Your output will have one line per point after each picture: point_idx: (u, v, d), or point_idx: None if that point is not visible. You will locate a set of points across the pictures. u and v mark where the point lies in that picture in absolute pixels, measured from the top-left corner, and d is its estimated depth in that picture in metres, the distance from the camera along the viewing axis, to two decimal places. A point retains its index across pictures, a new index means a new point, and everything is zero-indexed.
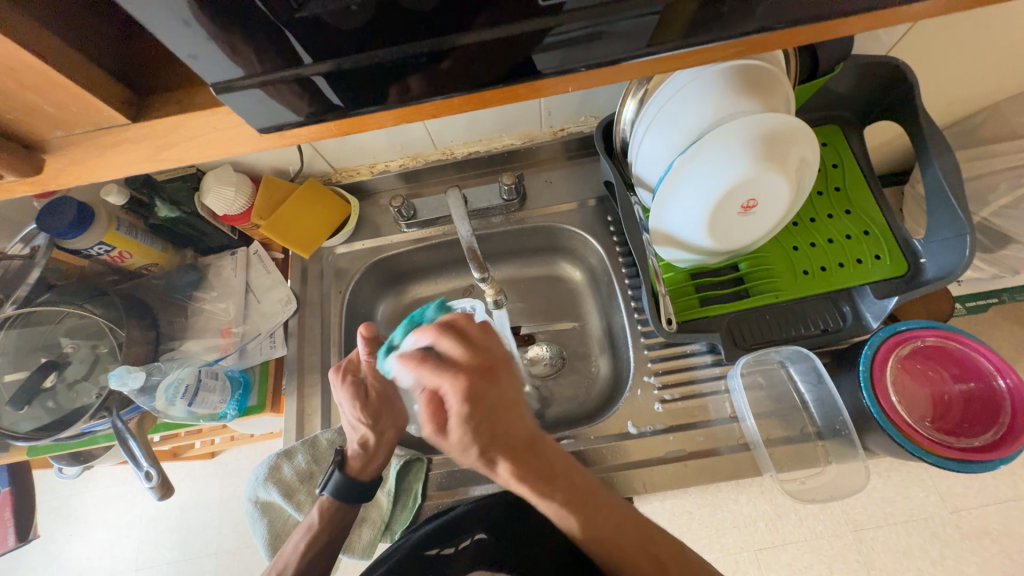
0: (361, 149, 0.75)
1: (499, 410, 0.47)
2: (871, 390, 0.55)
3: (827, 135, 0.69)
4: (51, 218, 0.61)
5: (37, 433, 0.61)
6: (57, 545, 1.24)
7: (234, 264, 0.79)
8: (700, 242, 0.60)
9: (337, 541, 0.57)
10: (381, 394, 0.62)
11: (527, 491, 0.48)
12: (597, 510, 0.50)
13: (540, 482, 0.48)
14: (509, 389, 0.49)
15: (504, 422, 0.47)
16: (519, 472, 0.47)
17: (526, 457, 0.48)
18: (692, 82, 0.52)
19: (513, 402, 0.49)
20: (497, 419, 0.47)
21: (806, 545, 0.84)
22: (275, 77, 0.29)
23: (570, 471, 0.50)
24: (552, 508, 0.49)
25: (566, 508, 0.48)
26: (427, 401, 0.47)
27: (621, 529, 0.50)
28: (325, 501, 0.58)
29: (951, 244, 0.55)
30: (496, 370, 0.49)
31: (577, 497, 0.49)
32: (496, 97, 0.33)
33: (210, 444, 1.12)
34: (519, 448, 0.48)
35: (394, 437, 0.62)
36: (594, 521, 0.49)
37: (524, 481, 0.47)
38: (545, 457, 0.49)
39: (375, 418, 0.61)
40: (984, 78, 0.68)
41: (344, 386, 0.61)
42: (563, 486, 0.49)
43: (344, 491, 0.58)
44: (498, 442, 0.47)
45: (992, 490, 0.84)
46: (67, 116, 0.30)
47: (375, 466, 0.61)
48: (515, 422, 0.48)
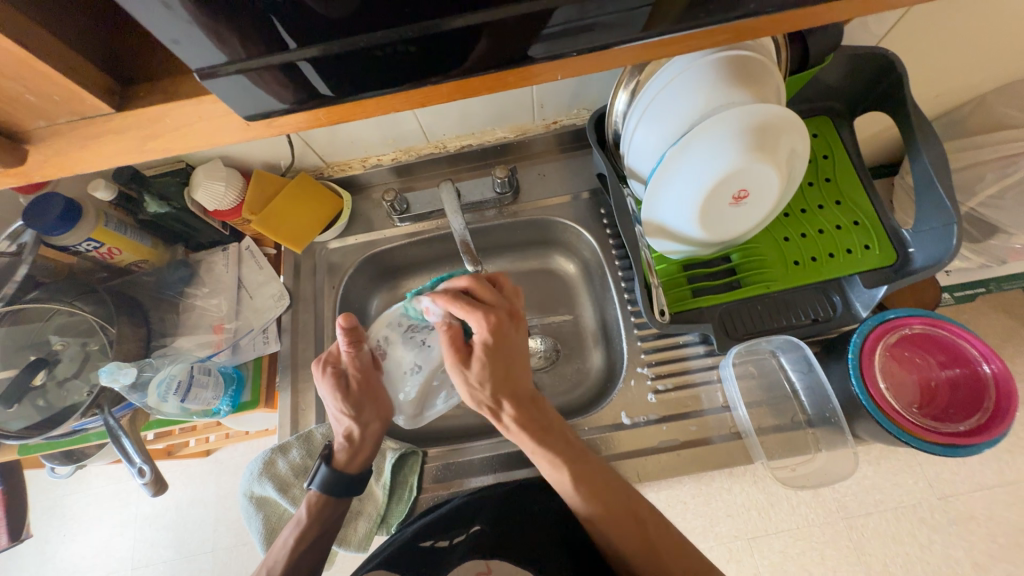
0: (352, 142, 0.75)
1: (512, 360, 0.53)
2: (861, 378, 0.56)
3: (817, 126, 0.69)
4: (38, 215, 0.60)
5: (28, 432, 0.60)
6: (51, 546, 1.24)
7: (226, 260, 0.78)
8: (692, 233, 0.61)
9: (327, 538, 0.58)
10: (363, 384, 0.62)
11: (525, 438, 0.52)
12: (593, 485, 0.50)
13: (536, 430, 0.52)
14: (523, 339, 0.55)
15: (515, 370, 0.53)
16: (520, 417, 0.52)
17: (528, 406, 0.53)
18: (683, 72, 0.52)
19: (522, 351, 0.55)
20: (510, 367, 0.53)
21: (798, 532, 0.85)
22: (261, 62, 0.28)
23: (563, 426, 0.54)
24: (546, 462, 0.52)
25: (563, 465, 0.51)
26: (451, 335, 0.53)
27: (616, 501, 0.50)
28: (313, 496, 0.58)
29: (939, 233, 0.55)
30: (517, 321, 0.54)
31: (574, 455, 0.52)
32: (485, 83, 0.33)
33: (205, 442, 1.11)
34: (521, 394, 0.53)
35: (378, 429, 0.62)
36: (593, 485, 0.50)
37: (523, 423, 0.52)
38: (542, 409, 0.54)
39: (358, 409, 0.61)
40: (972, 68, 0.69)
41: (327, 379, 0.60)
42: (563, 439, 0.52)
43: (333, 486, 0.58)
44: (506, 383, 0.52)
45: (978, 475, 0.85)
46: (49, 106, 0.30)
47: (362, 459, 0.61)
48: (523, 370, 0.54)
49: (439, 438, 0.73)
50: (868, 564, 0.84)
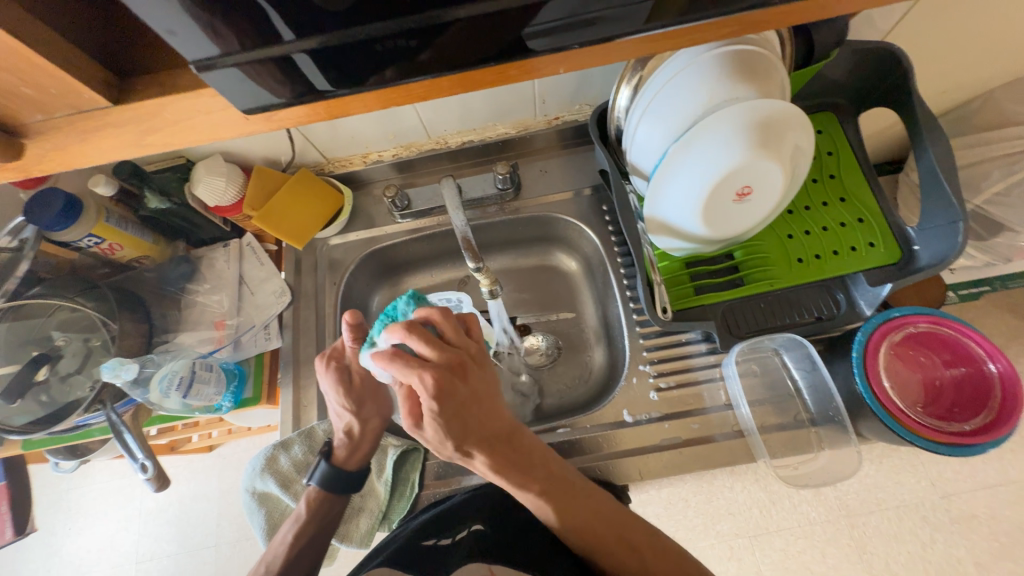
0: (354, 138, 0.74)
1: (470, 407, 0.47)
2: (864, 376, 0.56)
3: (823, 123, 0.68)
4: (39, 211, 0.60)
5: (31, 427, 0.60)
6: (56, 540, 1.25)
7: (227, 256, 0.78)
8: (695, 230, 0.60)
9: (324, 534, 0.58)
10: (365, 381, 0.61)
11: (504, 481, 0.49)
12: (572, 508, 0.50)
13: (515, 472, 0.49)
14: (488, 380, 0.49)
15: (478, 414, 0.47)
16: (496, 464, 0.48)
17: (505, 451, 0.49)
18: (687, 68, 0.51)
19: (487, 396, 0.48)
20: (474, 414, 0.47)
21: (799, 530, 0.85)
22: (257, 55, 0.28)
23: (546, 461, 0.51)
24: (528, 498, 0.50)
25: (542, 499, 0.50)
26: (402, 395, 0.46)
27: (597, 518, 0.51)
28: (312, 492, 0.59)
29: (944, 230, 0.55)
30: (462, 368, 0.47)
31: (552, 493, 0.50)
32: (485, 76, 0.33)
33: (208, 438, 1.12)
34: (487, 449, 0.48)
35: (378, 425, 0.62)
36: (572, 513, 0.50)
37: (499, 472, 0.49)
38: (520, 451, 0.50)
39: (359, 405, 0.60)
40: (981, 63, 0.68)
41: (330, 375, 0.58)
42: (538, 481, 0.50)
43: (331, 483, 0.58)
44: (467, 438, 0.47)
45: (982, 475, 0.85)
46: (46, 100, 0.30)
47: (361, 455, 0.62)
48: (490, 415, 0.48)
49: None
50: (869, 563, 0.84)
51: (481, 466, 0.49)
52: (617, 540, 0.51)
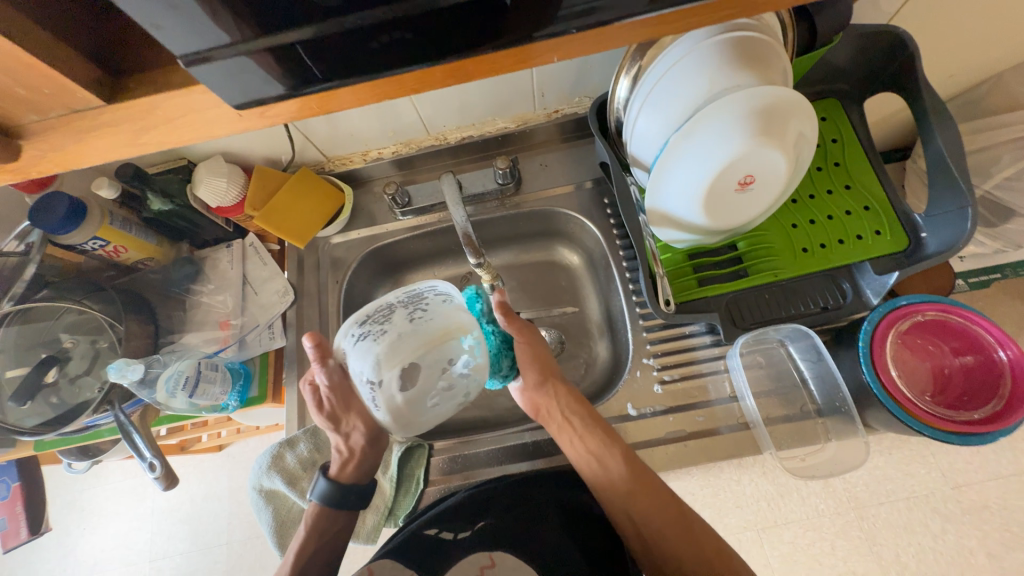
0: (352, 135, 0.74)
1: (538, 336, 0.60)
2: (871, 366, 0.55)
3: (826, 110, 0.68)
4: (44, 215, 0.60)
5: (42, 428, 0.62)
6: (71, 539, 1.27)
7: (230, 256, 0.78)
8: (697, 221, 0.60)
9: (328, 549, 0.55)
10: (343, 395, 0.56)
11: (577, 425, 0.55)
12: (632, 463, 0.53)
13: (586, 418, 0.55)
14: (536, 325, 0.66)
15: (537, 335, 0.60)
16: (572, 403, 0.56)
17: (580, 408, 0.56)
18: (686, 57, 0.51)
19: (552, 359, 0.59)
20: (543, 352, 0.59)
21: (808, 522, 0.85)
22: (247, 47, 0.28)
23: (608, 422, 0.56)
24: (596, 452, 0.54)
25: (611, 449, 0.53)
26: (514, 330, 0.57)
27: (645, 478, 0.52)
28: (312, 508, 0.57)
29: (952, 217, 0.54)
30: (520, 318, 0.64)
31: (618, 445, 0.53)
32: (479, 66, 0.33)
33: (218, 437, 1.13)
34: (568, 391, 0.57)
35: (365, 438, 0.56)
36: (638, 469, 0.52)
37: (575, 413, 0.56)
38: (587, 409, 0.56)
39: (337, 420, 0.57)
40: (992, 45, 0.66)
41: (306, 396, 0.56)
42: (605, 430, 0.55)
43: (332, 498, 0.56)
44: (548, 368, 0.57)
45: (993, 465, 0.84)
46: (41, 100, 0.30)
47: (361, 469, 0.58)
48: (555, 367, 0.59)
49: (445, 432, 0.73)
50: (879, 554, 0.83)
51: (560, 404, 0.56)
52: (659, 501, 0.51)
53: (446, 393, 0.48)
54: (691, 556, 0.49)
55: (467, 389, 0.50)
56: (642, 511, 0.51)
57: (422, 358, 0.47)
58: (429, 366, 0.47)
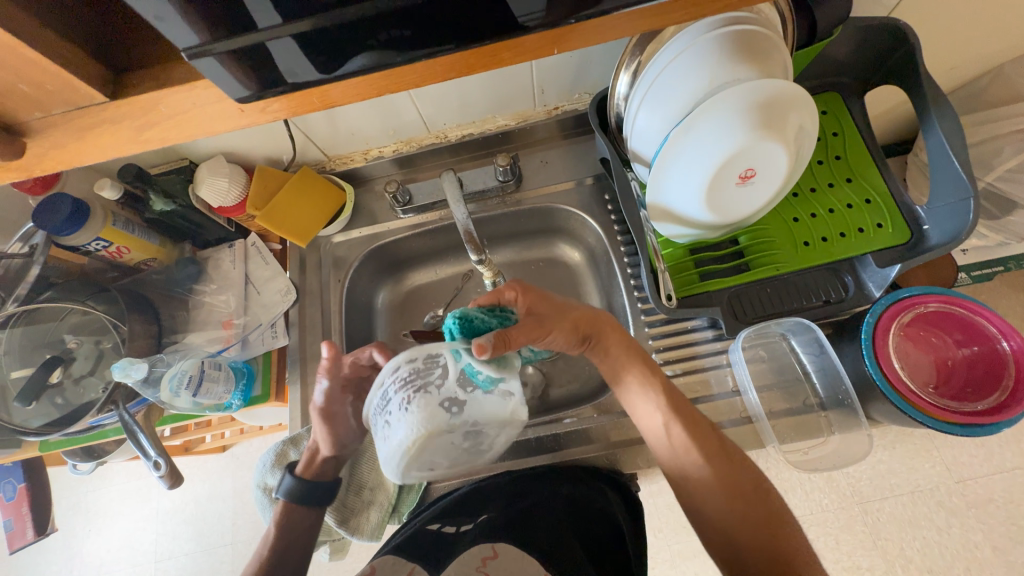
0: (353, 134, 0.75)
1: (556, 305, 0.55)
2: (874, 359, 0.55)
3: (827, 103, 0.67)
4: (47, 216, 0.61)
5: (48, 428, 0.62)
6: (76, 540, 1.27)
7: (232, 256, 0.78)
8: (700, 216, 0.60)
9: (296, 548, 0.55)
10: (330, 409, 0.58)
11: (619, 358, 0.55)
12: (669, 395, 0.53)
13: (627, 352, 0.55)
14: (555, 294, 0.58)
15: (556, 304, 0.56)
16: (612, 339, 0.56)
17: (622, 343, 0.56)
18: (685, 52, 0.51)
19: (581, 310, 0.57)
20: (561, 307, 0.55)
21: (811, 518, 0.85)
22: (244, 41, 0.28)
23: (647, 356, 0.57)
24: (637, 383, 0.54)
25: (649, 381, 0.53)
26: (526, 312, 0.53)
27: (683, 409, 0.52)
28: (282, 505, 0.57)
29: (955, 208, 0.54)
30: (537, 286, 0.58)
31: (657, 374, 0.53)
32: (477, 58, 0.33)
33: (221, 437, 1.14)
34: (610, 327, 0.56)
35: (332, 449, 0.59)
36: (676, 400, 0.53)
37: (616, 347, 0.56)
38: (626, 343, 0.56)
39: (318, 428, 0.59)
40: (993, 37, 0.66)
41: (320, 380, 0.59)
42: (644, 362, 0.55)
43: (298, 495, 0.57)
44: (584, 316, 0.56)
45: (998, 458, 0.83)
46: (44, 97, 0.30)
47: (325, 470, 0.60)
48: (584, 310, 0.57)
49: None
50: (884, 549, 0.83)
51: (608, 336, 0.56)
52: (696, 430, 0.51)
53: (476, 447, 0.40)
54: (729, 489, 0.49)
55: (501, 434, 0.41)
56: (678, 443, 0.51)
57: (429, 458, 0.38)
58: (438, 455, 0.39)
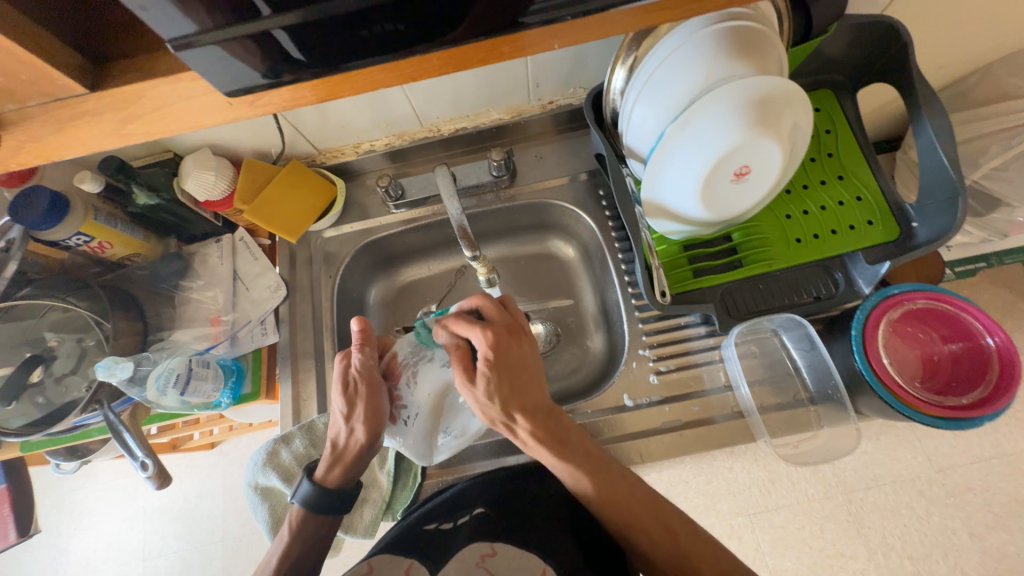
0: (343, 127, 0.73)
1: (523, 374, 0.50)
2: (863, 353, 0.56)
3: (820, 101, 0.68)
4: (24, 209, 0.59)
5: (29, 429, 0.60)
6: (61, 539, 1.25)
7: (220, 251, 0.76)
8: (694, 213, 0.60)
9: (310, 555, 0.54)
10: (370, 384, 0.57)
11: (548, 455, 0.49)
12: (608, 483, 0.49)
13: (557, 445, 0.49)
14: (532, 353, 0.52)
15: (525, 382, 0.50)
16: (540, 433, 0.49)
17: (544, 417, 0.50)
18: (682, 47, 0.50)
19: (533, 367, 0.51)
20: (515, 371, 0.50)
21: (797, 508, 0.87)
22: (231, 32, 0.27)
23: (584, 440, 0.51)
24: (546, 459, 0.50)
25: (583, 477, 0.49)
26: (458, 352, 0.51)
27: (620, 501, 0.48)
28: (296, 511, 0.56)
29: (943, 206, 0.54)
30: (523, 333, 0.53)
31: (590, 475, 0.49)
32: (474, 54, 0.32)
33: (210, 434, 1.12)
34: (548, 415, 0.50)
35: (362, 440, 0.56)
36: (613, 494, 0.49)
37: (544, 443, 0.49)
38: (562, 424, 0.51)
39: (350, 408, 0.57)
40: (983, 35, 0.66)
41: (335, 368, 0.57)
42: (578, 458, 0.49)
43: (316, 503, 0.55)
44: (526, 397, 0.50)
45: (976, 448, 0.86)
46: (18, 87, 0.28)
47: (347, 473, 0.57)
48: (533, 385, 0.51)
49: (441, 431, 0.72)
50: (867, 537, 0.85)
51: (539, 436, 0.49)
52: (639, 518, 0.48)
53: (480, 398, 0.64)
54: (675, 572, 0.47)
55: None
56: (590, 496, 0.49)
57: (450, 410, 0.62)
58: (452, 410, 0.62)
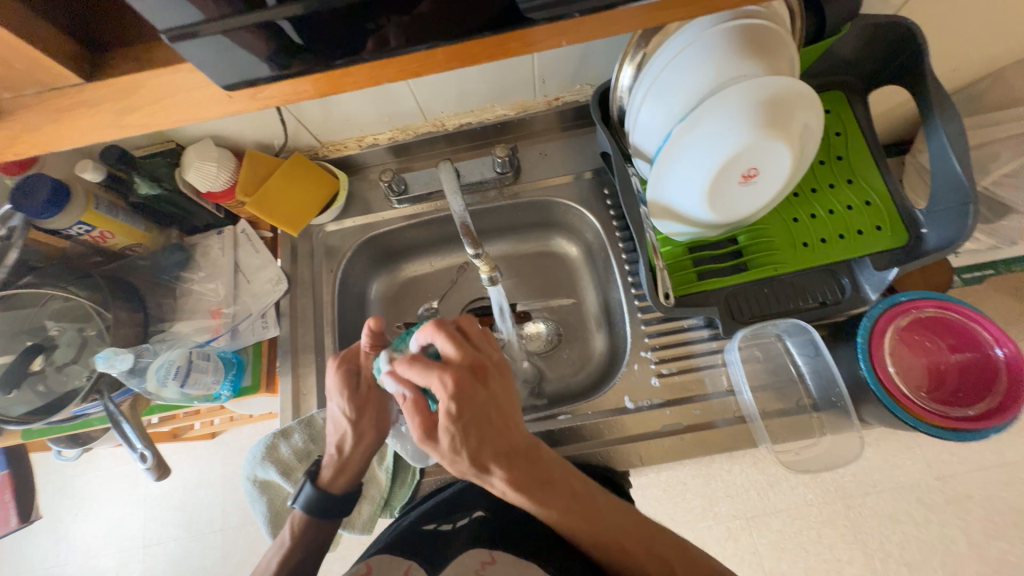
0: (347, 120, 0.72)
1: (488, 414, 0.48)
2: (869, 361, 0.55)
3: (831, 102, 0.66)
4: (27, 198, 0.58)
5: (30, 417, 0.60)
6: (63, 524, 1.26)
7: (221, 243, 0.76)
8: (699, 214, 0.59)
9: (310, 561, 0.54)
10: (376, 390, 0.58)
11: (527, 502, 0.47)
12: (592, 517, 0.48)
13: (537, 489, 0.47)
14: (494, 389, 0.50)
15: (493, 426, 0.48)
16: (516, 481, 0.47)
17: (518, 463, 0.47)
18: (691, 45, 0.49)
19: (501, 404, 0.50)
20: (484, 416, 0.48)
21: (795, 512, 0.87)
22: (234, 22, 0.26)
23: (567, 475, 0.50)
24: (528, 507, 0.47)
25: (564, 516, 0.47)
26: (414, 403, 0.48)
27: (606, 537, 0.48)
28: (297, 514, 0.56)
29: (954, 213, 0.53)
30: (486, 371, 0.51)
31: (574, 511, 0.48)
32: (482, 49, 0.31)
33: (210, 425, 1.12)
34: (525, 458, 0.48)
35: (370, 448, 0.58)
36: (597, 527, 0.48)
37: (521, 491, 0.46)
38: (541, 464, 0.49)
39: (358, 414, 0.57)
40: (1000, 38, 0.65)
41: (334, 372, 0.57)
42: (558, 499, 0.47)
43: (317, 507, 0.55)
44: (498, 444, 0.47)
45: (978, 456, 0.85)
46: (15, 76, 0.28)
47: (351, 479, 0.58)
48: (505, 425, 0.49)
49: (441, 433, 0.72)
50: (864, 543, 0.85)
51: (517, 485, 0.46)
52: (628, 549, 0.48)
53: None
54: None
55: None
56: (573, 528, 0.48)
57: None
58: None
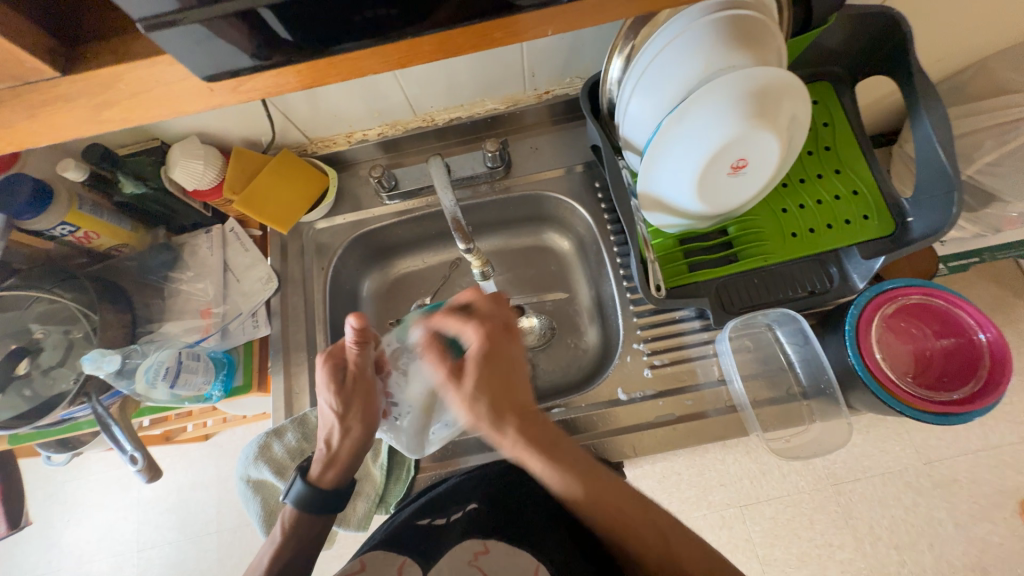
0: (335, 115, 0.72)
1: (508, 369, 0.53)
2: (857, 349, 0.56)
3: (818, 93, 0.67)
4: (7, 198, 0.57)
5: (17, 422, 0.59)
6: (54, 531, 1.24)
7: (209, 242, 0.75)
8: (689, 206, 0.59)
9: (302, 559, 0.54)
10: (361, 384, 0.59)
11: (534, 459, 0.49)
12: (596, 489, 0.49)
13: (545, 448, 0.49)
14: (519, 348, 0.55)
15: (512, 380, 0.52)
16: (527, 434, 0.50)
17: (528, 417, 0.51)
18: (679, 37, 0.49)
19: (522, 364, 0.54)
20: (505, 370, 0.53)
21: (787, 499, 0.88)
22: (216, 11, 0.26)
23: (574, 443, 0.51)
24: (535, 464, 0.49)
25: (569, 480, 0.49)
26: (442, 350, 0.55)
27: (610, 510, 0.48)
28: (289, 511, 0.56)
29: (939, 200, 0.54)
30: (514, 332, 0.55)
31: (579, 480, 0.49)
32: (470, 38, 0.31)
33: (203, 427, 1.11)
34: (537, 417, 0.51)
35: (356, 443, 0.58)
36: (600, 502, 0.48)
37: (530, 445, 0.49)
38: (550, 426, 0.51)
39: (346, 407, 0.58)
40: (982, 28, 0.66)
41: (322, 368, 0.57)
42: (564, 461, 0.49)
43: (308, 504, 0.55)
44: (518, 394, 0.52)
45: (964, 440, 0.87)
46: None
47: (340, 474, 0.58)
48: (522, 382, 0.53)
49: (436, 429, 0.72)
50: (854, 527, 0.87)
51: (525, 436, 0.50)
52: (629, 526, 0.48)
53: None
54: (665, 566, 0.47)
55: None
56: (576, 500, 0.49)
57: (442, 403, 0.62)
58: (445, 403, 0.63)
